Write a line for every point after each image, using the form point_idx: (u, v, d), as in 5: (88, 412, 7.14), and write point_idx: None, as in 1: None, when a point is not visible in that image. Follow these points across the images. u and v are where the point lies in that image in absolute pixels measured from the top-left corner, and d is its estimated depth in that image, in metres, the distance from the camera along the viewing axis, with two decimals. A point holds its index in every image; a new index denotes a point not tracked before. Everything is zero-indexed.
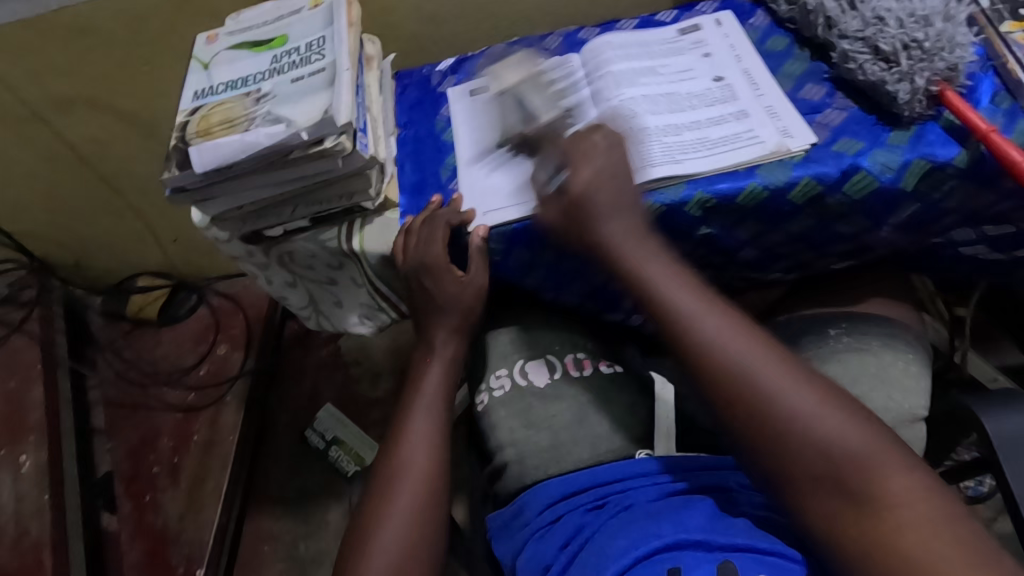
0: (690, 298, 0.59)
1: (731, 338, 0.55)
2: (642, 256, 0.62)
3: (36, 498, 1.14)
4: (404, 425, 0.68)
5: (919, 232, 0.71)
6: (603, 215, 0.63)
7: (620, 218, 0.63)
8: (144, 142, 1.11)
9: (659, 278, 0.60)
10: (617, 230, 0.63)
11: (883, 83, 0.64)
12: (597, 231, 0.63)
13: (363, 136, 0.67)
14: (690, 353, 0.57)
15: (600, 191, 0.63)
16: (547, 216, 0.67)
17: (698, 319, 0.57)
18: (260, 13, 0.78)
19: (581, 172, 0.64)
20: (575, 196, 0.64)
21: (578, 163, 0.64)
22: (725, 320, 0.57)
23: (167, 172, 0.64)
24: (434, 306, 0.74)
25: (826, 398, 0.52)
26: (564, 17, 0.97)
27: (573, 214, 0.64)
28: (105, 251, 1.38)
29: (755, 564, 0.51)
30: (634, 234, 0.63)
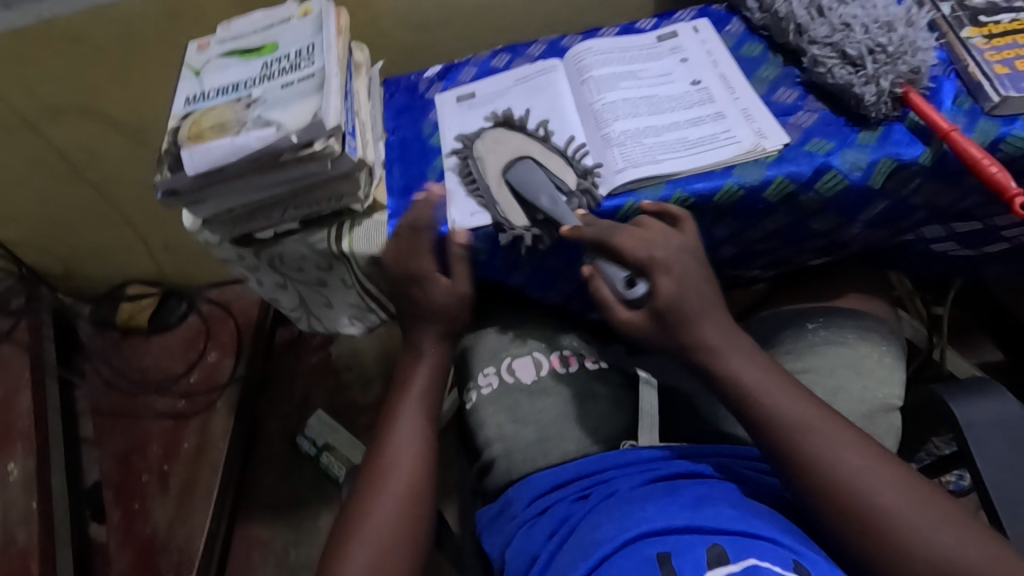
0: (797, 406, 0.58)
1: (841, 448, 0.55)
2: (739, 359, 0.60)
3: (23, 507, 1.13)
4: (394, 424, 0.69)
5: (890, 227, 0.74)
6: (697, 318, 0.61)
7: (714, 321, 0.62)
8: (134, 149, 1.13)
9: (756, 384, 0.59)
10: (712, 336, 0.61)
11: (850, 86, 0.67)
12: (693, 333, 0.61)
13: (352, 140, 0.69)
14: (798, 456, 0.56)
15: (686, 298, 0.61)
16: (634, 321, 0.63)
17: (805, 424, 0.56)
18: (250, 21, 0.79)
19: (665, 282, 0.61)
20: (660, 307, 0.61)
21: (654, 273, 0.62)
22: (834, 431, 0.56)
23: (160, 175, 0.66)
24: (419, 314, 0.73)
25: (937, 511, 0.52)
26: (547, 25, 1.00)
27: (662, 319, 0.61)
28: (94, 260, 1.38)
29: (746, 546, 0.51)
30: (726, 334, 0.61)
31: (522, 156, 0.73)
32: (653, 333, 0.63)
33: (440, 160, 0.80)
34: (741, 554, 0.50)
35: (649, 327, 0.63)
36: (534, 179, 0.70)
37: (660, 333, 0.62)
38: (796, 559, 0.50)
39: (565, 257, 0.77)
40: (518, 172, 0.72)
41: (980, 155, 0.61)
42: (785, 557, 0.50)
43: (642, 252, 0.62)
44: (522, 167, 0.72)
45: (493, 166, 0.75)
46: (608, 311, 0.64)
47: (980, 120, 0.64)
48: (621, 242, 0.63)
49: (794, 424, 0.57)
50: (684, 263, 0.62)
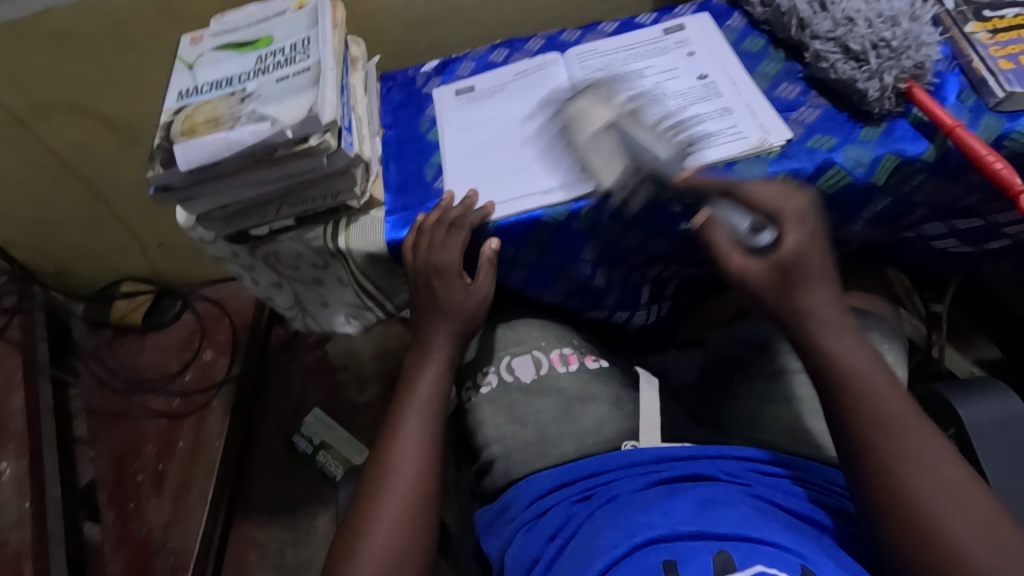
0: (887, 396, 0.55)
1: (915, 447, 0.53)
2: (835, 340, 0.59)
3: (16, 508, 1.12)
4: (398, 426, 0.67)
5: (891, 225, 0.74)
6: (808, 283, 0.61)
7: (824, 290, 0.61)
8: (126, 145, 1.11)
9: (846, 364, 0.57)
10: (821, 303, 0.60)
11: (853, 82, 0.66)
12: (799, 299, 0.61)
13: (348, 135, 0.68)
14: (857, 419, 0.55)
15: (810, 257, 0.61)
16: (754, 275, 0.63)
17: (876, 394, 0.55)
18: (244, 15, 0.78)
19: (794, 232, 0.62)
20: (783, 260, 0.61)
21: (786, 224, 0.62)
22: (918, 430, 0.53)
23: (151, 170, 0.65)
24: (437, 310, 0.71)
25: (996, 536, 0.48)
26: (546, 21, 0.99)
27: (782, 276, 0.61)
28: (87, 257, 1.37)
29: (753, 552, 0.50)
30: (836, 306, 0.60)
31: (619, 116, 0.69)
32: (766, 288, 0.62)
33: (438, 157, 0.79)
34: (748, 561, 0.49)
35: (765, 281, 0.62)
36: (639, 140, 0.68)
37: (776, 290, 0.62)
38: (804, 563, 0.50)
39: (564, 255, 0.76)
40: (619, 132, 0.68)
41: (984, 151, 0.60)
42: (794, 562, 0.50)
43: (768, 202, 0.63)
44: (625, 125, 0.69)
45: (589, 123, 0.70)
46: (722, 257, 0.64)
47: (984, 116, 0.63)
48: (752, 190, 0.63)
49: (876, 405, 0.55)
50: (816, 220, 0.63)
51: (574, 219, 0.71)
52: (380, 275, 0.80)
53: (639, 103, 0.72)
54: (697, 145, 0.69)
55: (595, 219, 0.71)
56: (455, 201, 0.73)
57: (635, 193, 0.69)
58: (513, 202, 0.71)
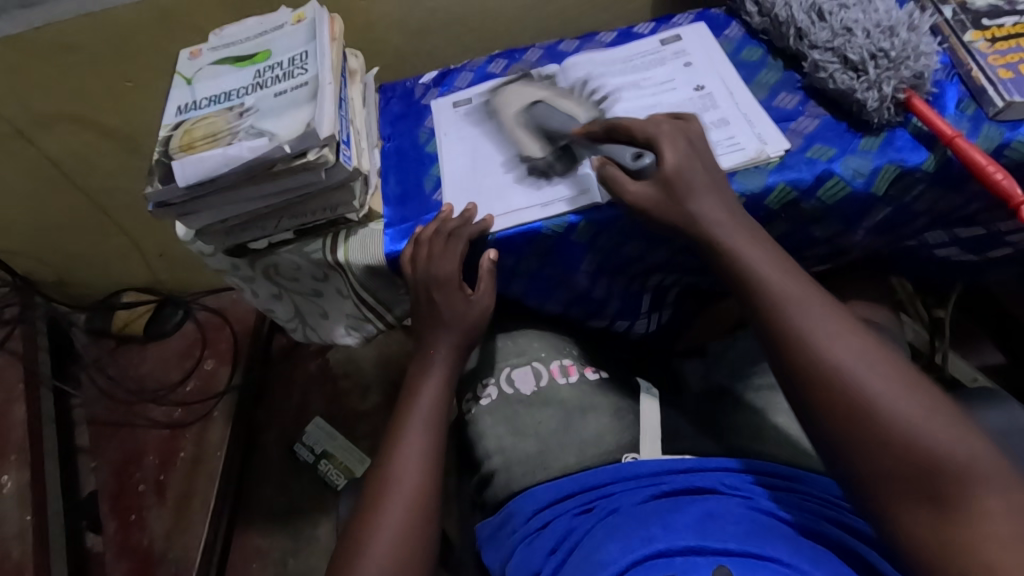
0: (791, 286, 0.57)
1: (834, 328, 0.54)
2: (745, 236, 0.60)
3: (18, 519, 1.11)
4: (397, 438, 0.66)
5: (892, 234, 0.74)
6: (696, 193, 0.62)
7: (715, 198, 0.62)
8: (126, 156, 1.11)
9: (760, 262, 0.58)
10: (717, 206, 0.62)
11: (852, 92, 0.66)
12: (694, 208, 0.62)
13: (346, 149, 0.68)
14: (769, 315, 0.56)
15: (691, 170, 0.62)
16: (640, 195, 0.63)
17: (780, 280, 0.57)
18: (243, 28, 0.78)
19: (668, 149, 0.63)
20: (668, 175, 0.62)
21: (660, 145, 0.64)
22: (830, 314, 0.55)
23: (150, 186, 0.65)
24: (438, 322, 0.71)
25: (932, 404, 0.49)
26: (544, 32, 0.99)
27: (666, 188, 0.62)
28: (88, 268, 1.37)
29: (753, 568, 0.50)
30: (728, 213, 0.61)
31: (543, 97, 0.79)
32: (658, 204, 0.63)
33: (437, 168, 0.79)
34: None
35: (651, 196, 0.63)
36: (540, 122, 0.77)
37: (664, 202, 0.62)
38: None
39: (563, 267, 0.76)
40: (534, 113, 0.78)
41: (985, 162, 0.60)
42: None
43: (644, 128, 0.65)
44: (543, 106, 0.79)
45: (509, 106, 0.81)
46: (616, 186, 0.65)
47: (984, 126, 0.63)
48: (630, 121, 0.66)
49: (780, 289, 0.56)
50: (687, 135, 0.65)
51: (573, 231, 0.71)
52: (380, 287, 0.79)
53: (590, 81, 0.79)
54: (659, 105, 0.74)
55: (594, 231, 0.71)
56: (454, 214, 0.73)
57: (551, 167, 0.73)
58: (513, 215, 0.71)
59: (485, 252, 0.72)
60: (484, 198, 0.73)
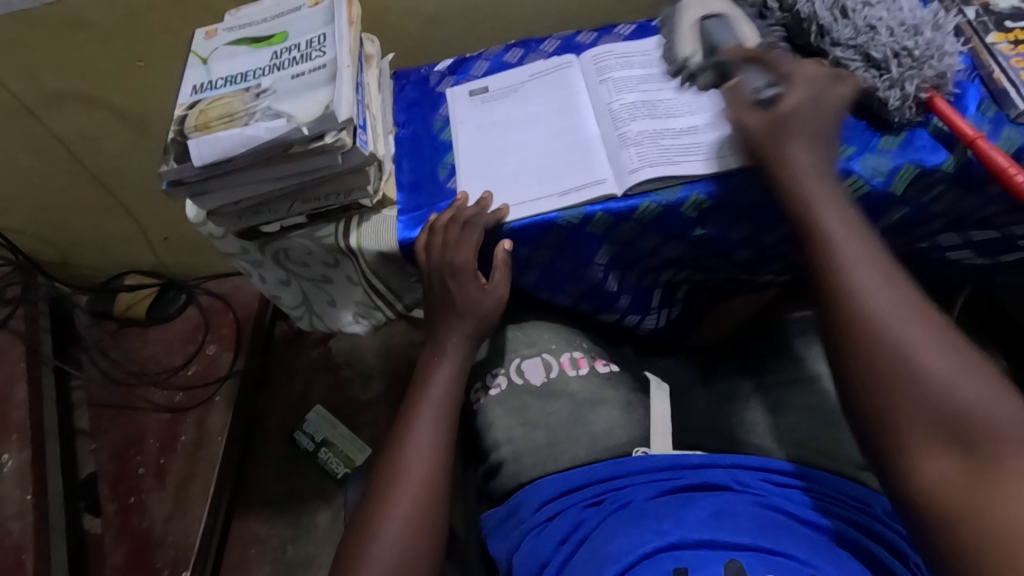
0: (857, 242, 0.56)
1: (892, 285, 0.54)
2: (816, 188, 0.59)
3: (18, 499, 1.11)
4: (408, 425, 0.66)
5: (907, 235, 0.73)
6: (774, 142, 0.61)
7: (801, 147, 0.61)
8: (136, 138, 1.11)
9: (822, 209, 0.58)
10: (793, 155, 0.61)
11: (874, 90, 0.66)
12: (770, 154, 0.61)
13: (363, 133, 0.68)
14: (820, 257, 0.57)
15: (799, 113, 0.61)
16: (747, 124, 0.63)
17: (832, 230, 0.57)
18: (260, 9, 0.78)
19: (799, 90, 0.62)
20: (780, 111, 0.61)
21: (793, 85, 0.63)
22: (891, 274, 0.54)
23: (165, 165, 0.64)
24: (451, 311, 0.71)
25: (981, 370, 0.48)
26: (559, 23, 0.98)
27: (772, 125, 0.61)
28: (93, 249, 1.36)
29: (765, 562, 0.50)
30: (816, 165, 0.60)
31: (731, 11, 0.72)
32: (756, 137, 0.62)
33: (451, 156, 0.79)
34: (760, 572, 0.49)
35: (758, 128, 0.62)
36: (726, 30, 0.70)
37: (762, 137, 0.62)
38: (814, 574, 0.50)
39: (577, 259, 0.76)
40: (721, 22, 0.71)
41: (1005, 164, 0.59)
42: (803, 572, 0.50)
43: (788, 66, 0.64)
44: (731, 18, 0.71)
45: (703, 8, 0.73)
46: (730, 110, 0.64)
47: (1005, 128, 0.63)
48: (778, 58, 0.64)
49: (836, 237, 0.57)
50: (818, 84, 0.63)
51: (588, 222, 0.70)
52: (391, 274, 0.79)
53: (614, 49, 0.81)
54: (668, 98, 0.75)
55: (610, 224, 0.71)
56: (469, 202, 0.73)
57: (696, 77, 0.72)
58: (530, 205, 0.71)
59: (500, 242, 0.71)
60: (499, 188, 0.73)
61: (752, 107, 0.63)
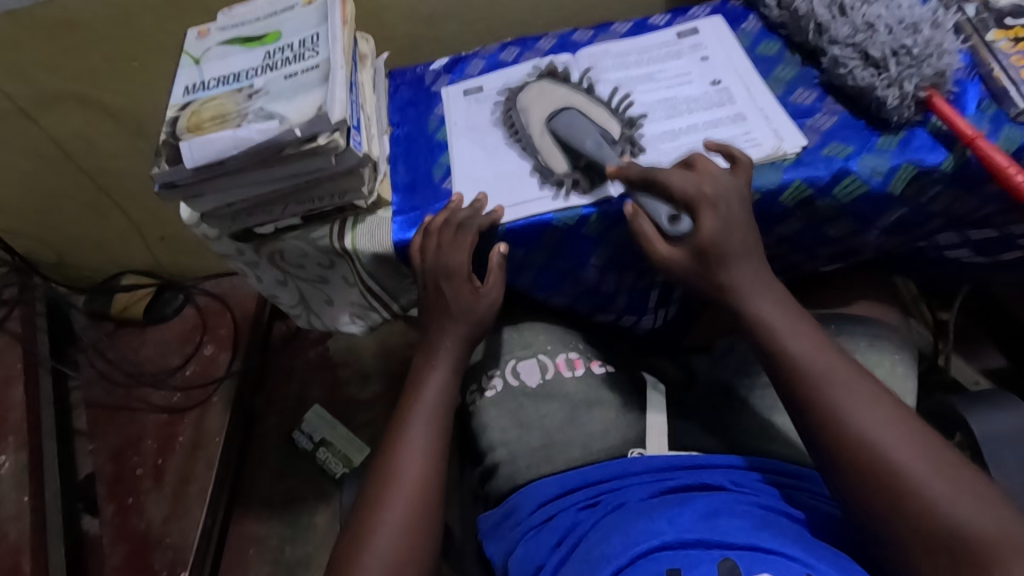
0: (820, 358, 0.58)
1: (867, 395, 0.55)
2: (768, 306, 0.61)
3: (14, 501, 1.10)
4: (403, 427, 0.66)
5: (905, 234, 0.73)
6: (733, 262, 0.61)
7: (749, 266, 0.62)
8: (129, 138, 1.10)
9: (783, 330, 0.60)
10: (746, 277, 0.62)
11: (872, 89, 0.65)
12: (722, 278, 0.62)
13: (356, 134, 0.67)
14: (793, 378, 0.58)
15: (725, 238, 0.61)
16: (673, 261, 0.63)
17: (798, 351, 0.58)
18: (253, 9, 0.77)
19: (708, 217, 0.61)
20: (701, 245, 0.61)
21: (700, 209, 0.61)
22: (858, 385, 0.56)
23: (156, 167, 0.64)
24: (445, 314, 0.70)
25: (959, 475, 0.51)
26: (555, 20, 0.97)
27: (701, 259, 0.62)
28: (89, 249, 1.36)
29: (760, 560, 0.50)
30: (770, 280, 0.62)
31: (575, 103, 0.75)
32: (691, 270, 0.63)
33: (447, 157, 0.78)
34: (755, 572, 0.49)
35: (687, 263, 0.63)
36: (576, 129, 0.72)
37: (694, 271, 0.63)
38: (809, 572, 0.49)
39: (572, 260, 0.75)
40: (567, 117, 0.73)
41: (1004, 163, 0.59)
42: (798, 571, 0.49)
43: (690, 186, 0.62)
44: (575, 111, 0.74)
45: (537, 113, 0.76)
46: (647, 248, 0.64)
47: (1004, 127, 0.62)
48: (684, 175, 0.63)
49: (808, 351, 0.58)
50: (729, 200, 0.61)
51: (584, 223, 0.70)
52: (387, 276, 0.78)
53: (594, 83, 0.78)
54: (637, 131, 0.72)
55: (606, 225, 0.70)
56: (465, 203, 0.72)
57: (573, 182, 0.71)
58: (527, 206, 0.70)
59: (495, 245, 0.71)
60: (497, 189, 0.73)
61: (673, 240, 0.63)
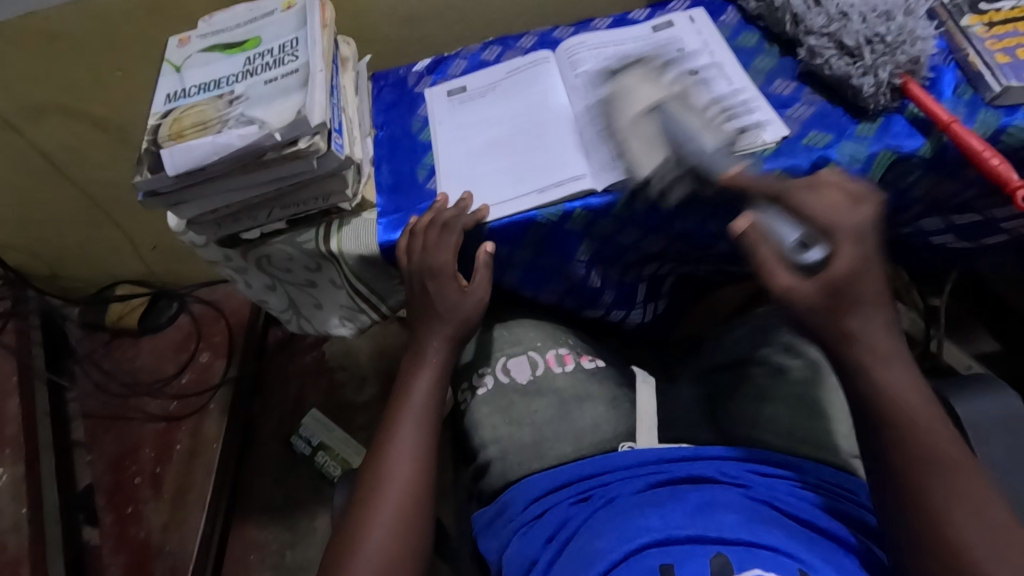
0: (923, 409, 0.52)
1: (975, 495, 0.49)
2: (887, 368, 0.53)
3: (13, 514, 1.11)
4: (391, 432, 0.66)
5: (887, 221, 0.73)
6: (855, 307, 0.55)
7: (870, 314, 0.55)
8: (117, 147, 1.10)
9: (884, 364, 0.54)
10: (863, 324, 0.55)
11: (848, 77, 0.65)
12: (842, 322, 0.55)
13: (338, 137, 0.67)
14: (881, 411, 0.53)
15: (861, 277, 0.55)
16: (800, 296, 0.56)
17: (897, 392, 0.53)
18: (233, 15, 0.77)
19: (847, 250, 0.56)
20: (835, 280, 0.55)
21: (838, 241, 0.57)
22: (955, 455, 0.50)
23: (138, 175, 0.64)
24: (433, 315, 0.71)
25: None
26: (538, 17, 0.97)
27: (831, 295, 0.55)
28: (82, 260, 1.36)
29: (749, 556, 0.50)
30: (879, 337, 0.54)
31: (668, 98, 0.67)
32: (814, 310, 0.55)
33: (431, 157, 0.78)
34: (746, 568, 0.49)
35: (817, 300, 0.55)
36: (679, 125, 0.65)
37: (829, 312, 0.55)
38: (799, 566, 0.49)
39: (558, 256, 0.76)
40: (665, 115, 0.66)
41: (979, 146, 0.59)
42: (790, 567, 0.49)
43: (824, 215, 0.58)
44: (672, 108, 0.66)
45: (632, 103, 0.69)
46: (766, 272, 0.57)
47: (980, 111, 0.63)
48: (803, 200, 0.59)
49: (911, 388, 0.53)
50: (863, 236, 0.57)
51: (567, 219, 0.70)
52: (375, 278, 0.79)
53: (575, 77, 0.77)
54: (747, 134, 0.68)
55: (589, 220, 0.71)
56: (449, 204, 0.72)
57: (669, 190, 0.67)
58: (514, 203, 0.70)
59: (482, 244, 0.71)
60: (483, 185, 0.73)
61: (799, 272, 0.57)
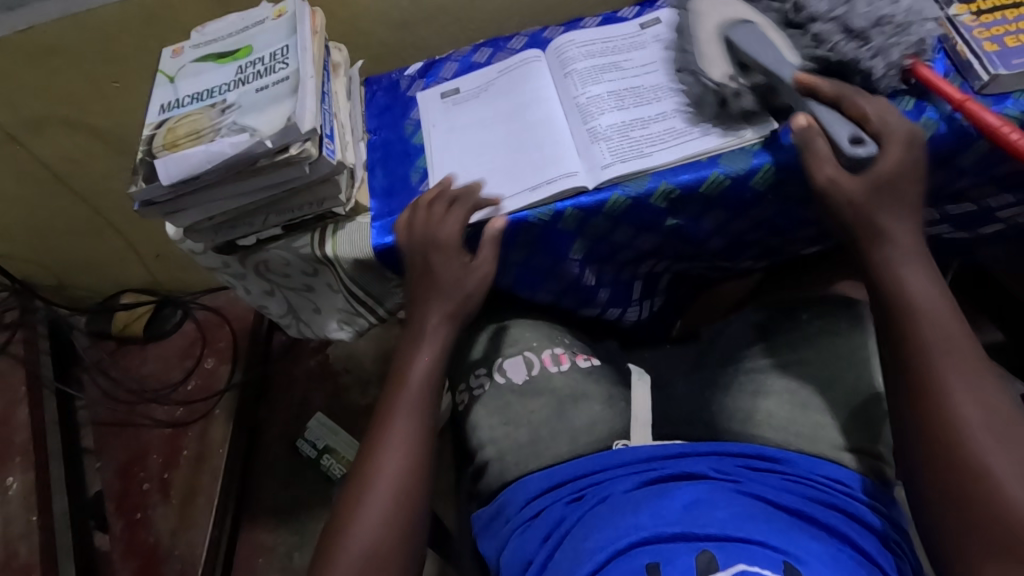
0: (939, 306, 0.56)
1: (978, 383, 0.52)
2: (914, 271, 0.57)
3: (24, 521, 1.12)
4: (390, 413, 0.66)
5: None
6: (894, 215, 0.59)
7: (905, 223, 0.59)
8: (118, 157, 1.11)
9: (908, 266, 0.58)
10: (898, 229, 0.59)
11: (857, 61, 0.63)
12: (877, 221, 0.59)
13: (329, 142, 0.68)
14: (903, 309, 0.57)
15: (907, 175, 0.59)
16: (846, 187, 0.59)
17: (918, 293, 0.56)
18: (225, 24, 0.78)
19: (897, 148, 0.58)
20: (881, 176, 0.58)
21: (889, 142, 0.59)
22: (961, 345, 0.54)
23: (135, 186, 0.65)
24: (432, 287, 0.70)
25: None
26: (529, 18, 0.97)
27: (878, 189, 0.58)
28: (88, 270, 1.38)
29: (737, 551, 0.49)
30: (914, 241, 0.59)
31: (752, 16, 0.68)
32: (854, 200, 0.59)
33: (424, 159, 0.79)
34: (731, 564, 0.48)
35: (858, 192, 0.58)
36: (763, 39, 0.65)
37: (866, 204, 0.59)
38: (786, 560, 0.49)
39: (551, 255, 0.76)
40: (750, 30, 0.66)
41: (995, 122, 0.58)
42: (772, 561, 0.49)
43: (879, 116, 0.59)
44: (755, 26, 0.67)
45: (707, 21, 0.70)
46: (812, 164, 0.60)
47: (973, 98, 0.63)
48: (865, 102, 0.60)
49: (925, 291, 0.56)
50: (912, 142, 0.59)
51: (559, 219, 0.71)
52: (371, 281, 0.79)
53: (565, 75, 0.78)
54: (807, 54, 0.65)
55: (581, 219, 0.71)
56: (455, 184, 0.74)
57: (739, 97, 0.66)
58: (514, 199, 0.71)
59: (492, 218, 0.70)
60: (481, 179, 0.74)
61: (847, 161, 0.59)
